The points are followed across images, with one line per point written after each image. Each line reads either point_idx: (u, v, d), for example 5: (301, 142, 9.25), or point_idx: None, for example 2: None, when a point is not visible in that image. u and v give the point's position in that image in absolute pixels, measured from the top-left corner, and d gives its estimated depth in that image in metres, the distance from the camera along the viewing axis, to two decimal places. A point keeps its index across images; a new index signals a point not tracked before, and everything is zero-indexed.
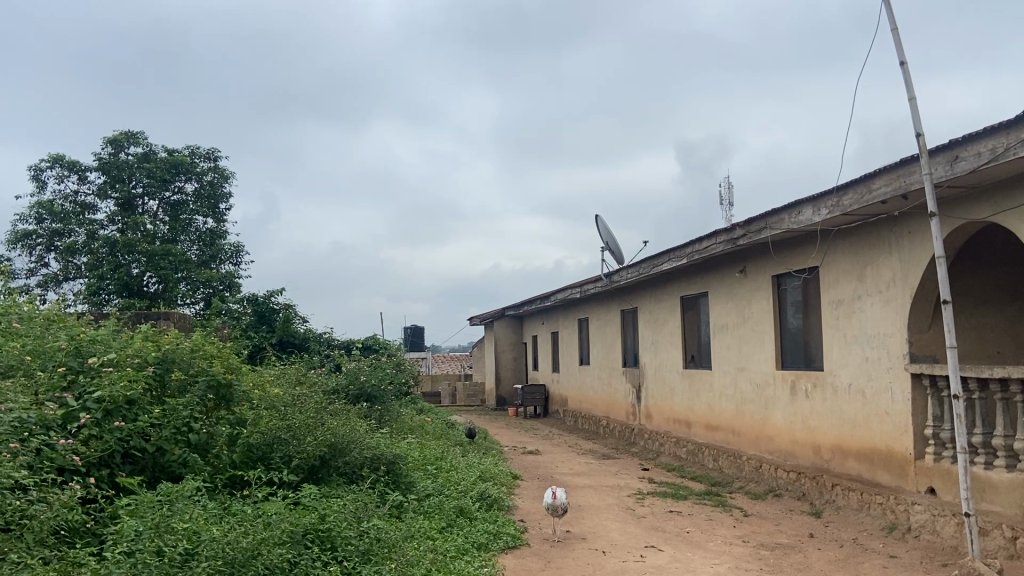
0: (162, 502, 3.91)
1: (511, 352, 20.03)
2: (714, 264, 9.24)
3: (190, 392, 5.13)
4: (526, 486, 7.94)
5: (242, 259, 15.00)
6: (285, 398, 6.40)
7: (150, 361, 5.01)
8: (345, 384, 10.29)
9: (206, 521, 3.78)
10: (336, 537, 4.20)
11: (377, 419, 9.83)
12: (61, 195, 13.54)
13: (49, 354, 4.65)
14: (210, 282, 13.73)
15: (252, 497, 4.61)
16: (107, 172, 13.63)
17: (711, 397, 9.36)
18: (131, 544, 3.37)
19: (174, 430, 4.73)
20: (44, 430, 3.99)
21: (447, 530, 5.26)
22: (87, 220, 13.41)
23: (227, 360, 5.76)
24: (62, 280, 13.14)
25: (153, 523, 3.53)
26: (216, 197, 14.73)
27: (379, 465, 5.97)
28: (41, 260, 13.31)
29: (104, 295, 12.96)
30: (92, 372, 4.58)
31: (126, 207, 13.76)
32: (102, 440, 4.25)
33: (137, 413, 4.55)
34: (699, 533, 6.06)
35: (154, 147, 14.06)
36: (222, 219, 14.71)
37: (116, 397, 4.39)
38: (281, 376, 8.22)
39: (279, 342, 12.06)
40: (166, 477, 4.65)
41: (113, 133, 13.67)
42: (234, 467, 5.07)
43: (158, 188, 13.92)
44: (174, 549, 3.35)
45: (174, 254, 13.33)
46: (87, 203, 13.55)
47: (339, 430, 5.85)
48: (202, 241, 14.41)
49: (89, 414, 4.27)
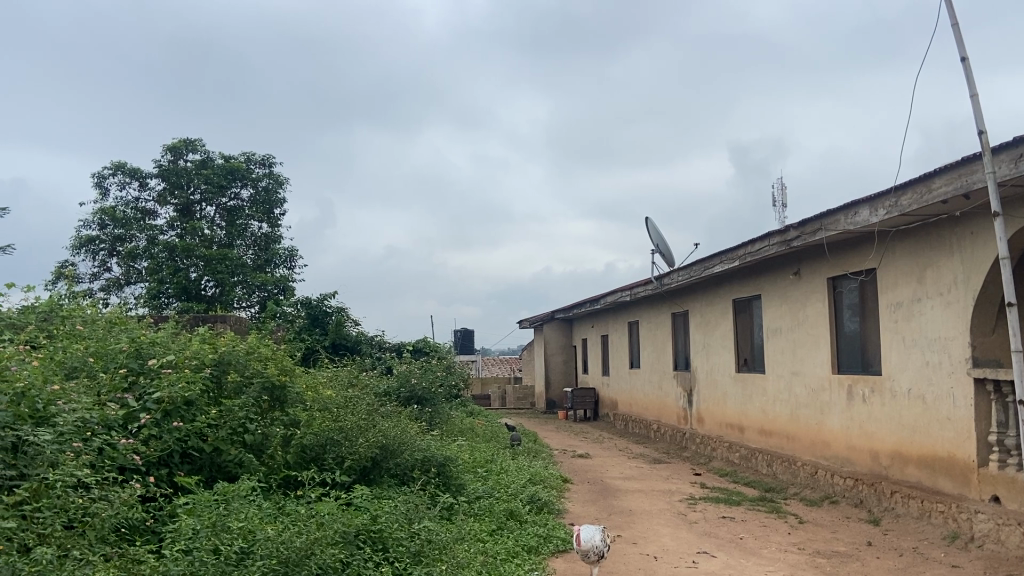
0: (219, 501, 4.00)
1: (560, 355, 20.00)
2: (767, 265, 9.08)
3: (246, 393, 5.24)
4: (576, 489, 7.92)
5: (296, 263, 15.23)
6: (338, 400, 6.49)
7: (207, 362, 5.13)
8: (397, 386, 10.38)
9: (261, 521, 3.85)
10: (388, 538, 4.23)
11: (428, 421, 9.89)
12: (123, 202, 13.96)
13: (111, 355, 4.80)
14: (265, 286, 13.96)
15: (305, 497, 4.68)
16: (166, 179, 14.03)
17: (765, 401, 9.19)
18: (189, 544, 3.44)
19: (231, 431, 4.85)
20: (106, 429, 4.10)
21: (497, 532, 5.27)
22: (147, 226, 13.81)
23: (282, 362, 5.86)
24: (124, 284, 13.55)
25: (210, 523, 3.60)
26: (271, 202, 14.99)
27: (429, 467, 6.01)
28: (104, 264, 13.75)
29: (164, 298, 13.32)
30: (152, 374, 4.72)
31: (185, 213, 14.14)
32: (162, 440, 4.37)
33: (195, 413, 4.68)
34: (753, 540, 5.96)
35: (211, 154, 14.41)
36: (277, 224, 14.96)
37: (175, 397, 4.52)
38: (334, 378, 8.33)
39: (332, 345, 12.25)
40: (222, 476, 4.75)
41: (172, 141, 14.07)
42: (288, 468, 5.15)
43: (215, 194, 14.27)
44: (230, 548, 3.43)
45: (230, 259, 13.60)
46: (147, 209, 13.96)
47: (391, 431, 5.90)
48: (257, 246, 14.70)
49: (149, 414, 4.41)
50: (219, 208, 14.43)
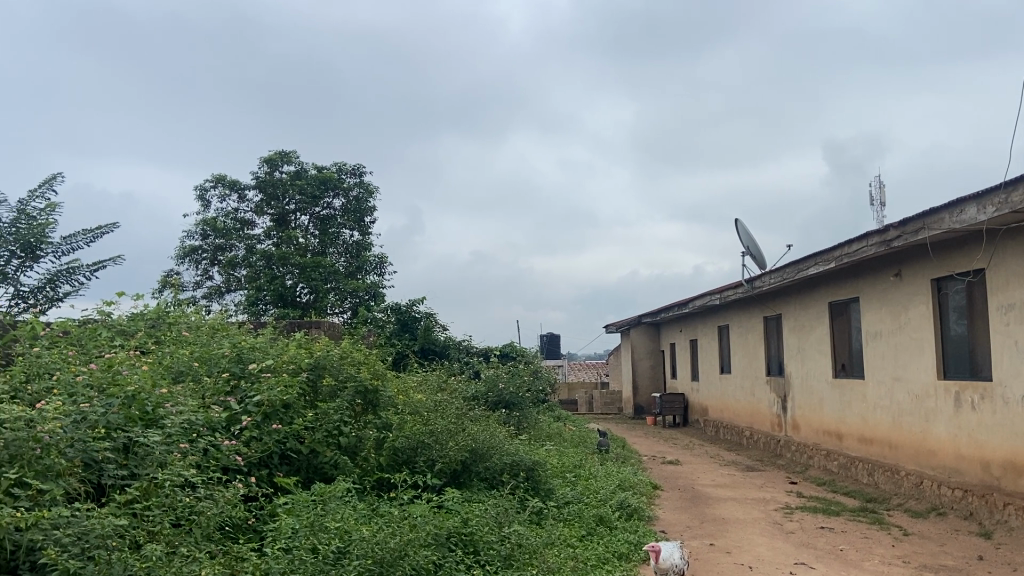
0: (316, 502, 4.12)
1: (648, 359, 19.77)
2: (865, 267, 8.74)
3: (340, 396, 5.39)
4: (667, 496, 7.80)
5: (386, 269, 15.56)
6: (428, 404, 6.60)
7: (302, 367, 5.31)
8: (485, 390, 10.49)
9: (357, 521, 3.95)
10: (479, 541, 4.27)
11: (516, 426, 9.93)
12: (224, 213, 14.60)
13: (214, 360, 5.03)
14: (357, 292, 14.33)
15: (398, 499, 4.77)
16: (264, 190, 14.63)
17: (865, 408, 8.85)
18: (289, 543, 3.55)
19: (327, 434, 5.00)
20: (211, 431, 4.29)
21: (587, 538, 5.25)
22: (246, 235, 14.39)
23: (374, 366, 6.00)
24: (225, 292, 14.16)
25: (309, 522, 3.72)
26: (362, 210, 15.36)
27: (519, 471, 6.03)
28: (206, 272, 14.41)
29: (262, 305, 13.84)
30: (252, 378, 4.92)
31: (281, 222, 14.67)
32: (262, 442, 4.54)
33: (292, 416, 4.85)
34: (854, 551, 5.73)
35: (305, 165, 14.91)
36: (367, 232, 15.33)
37: (274, 401, 4.70)
38: (423, 382, 8.47)
39: (421, 350, 12.47)
40: (319, 478, 4.88)
41: (268, 153, 14.63)
42: (382, 470, 5.25)
43: (309, 204, 14.75)
44: (328, 547, 3.53)
45: (324, 266, 14.01)
46: (246, 220, 14.55)
47: (480, 435, 5.95)
48: (349, 253, 15.10)
49: (250, 417, 4.60)
50: (312, 217, 14.93)
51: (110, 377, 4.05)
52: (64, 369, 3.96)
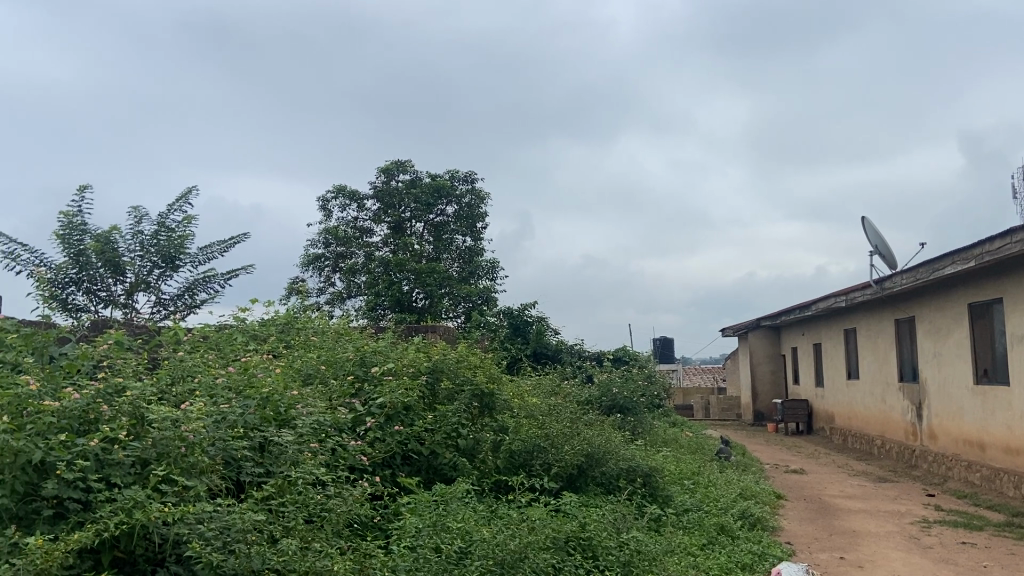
0: (438, 502, 4.21)
1: (768, 364, 19.15)
2: (1009, 265, 8.16)
3: (458, 399, 5.50)
4: (791, 506, 7.53)
5: (498, 274, 15.74)
6: (544, 407, 6.63)
7: (422, 370, 5.45)
8: (599, 395, 10.44)
9: (477, 522, 4.02)
10: (597, 546, 4.25)
11: (632, 430, 9.83)
12: (344, 222, 15.18)
13: (340, 363, 5.24)
14: (470, 297, 14.57)
15: (516, 502, 4.81)
16: (381, 199, 15.12)
17: (1010, 417, 8.24)
18: (413, 542, 3.64)
19: (445, 436, 5.10)
20: (338, 431, 4.45)
21: (708, 547, 5.13)
22: (365, 243, 14.91)
23: (489, 370, 6.09)
24: (345, 297, 14.70)
25: (431, 522, 3.81)
26: (475, 216, 15.61)
27: (636, 477, 5.97)
28: (328, 279, 15.01)
29: (381, 309, 14.29)
30: (375, 380, 5.10)
31: (397, 230, 15.11)
32: (385, 442, 4.69)
33: (413, 418, 4.98)
34: (1000, 570, 5.35)
35: (419, 173, 15.30)
36: (479, 237, 15.56)
37: (396, 403, 4.85)
38: (538, 386, 8.52)
39: (534, 354, 12.55)
40: (440, 479, 4.97)
41: (385, 163, 15.10)
42: (500, 473, 5.30)
43: (423, 211, 15.13)
44: (450, 546, 3.61)
45: (438, 271, 14.32)
46: (364, 228, 15.08)
47: (595, 440, 5.93)
48: (462, 258, 15.37)
49: (373, 418, 4.76)
50: (427, 224, 15.30)
51: (246, 379, 4.28)
52: (205, 372, 4.21)
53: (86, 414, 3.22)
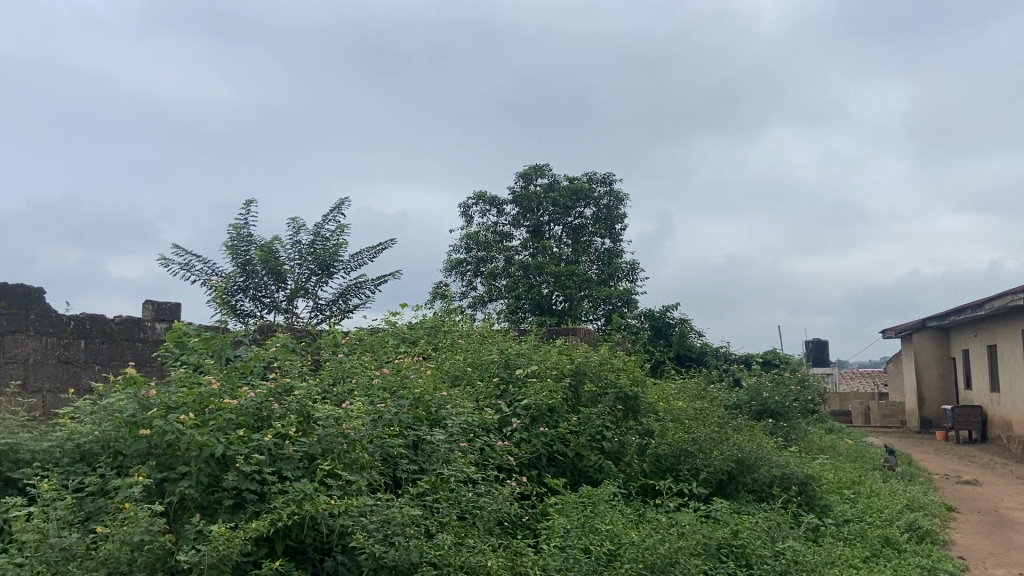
0: (585, 504, 4.22)
1: (936, 369, 17.86)
2: None
3: (601, 402, 5.49)
4: (964, 520, 6.98)
5: (639, 275, 15.56)
6: (691, 412, 6.49)
7: (566, 372, 5.49)
8: (748, 399, 10.10)
9: (626, 525, 3.99)
10: (751, 554, 4.12)
11: (784, 436, 9.44)
12: (485, 227, 15.49)
13: (485, 365, 5.36)
14: (611, 299, 14.49)
15: (665, 506, 4.74)
16: (520, 203, 15.30)
17: None
18: (562, 542, 3.66)
19: (590, 438, 5.10)
20: (485, 432, 4.56)
21: (871, 560, 4.85)
22: (505, 247, 15.15)
23: (633, 373, 6.04)
24: (487, 301, 14.98)
25: (580, 523, 3.82)
26: (614, 218, 15.52)
27: (790, 484, 5.73)
28: (470, 283, 15.34)
29: (521, 312, 14.46)
30: (519, 382, 5.18)
31: (536, 233, 15.26)
32: (531, 443, 4.75)
33: (557, 420, 5.02)
34: None
35: (557, 177, 15.39)
36: (619, 239, 15.45)
37: (541, 404, 4.91)
38: (683, 390, 8.35)
39: (677, 357, 12.32)
40: (586, 481, 4.97)
41: (524, 168, 15.30)
42: (647, 476, 5.24)
43: (562, 214, 15.20)
44: (600, 548, 3.61)
45: (578, 274, 14.34)
46: (504, 232, 15.33)
47: (746, 446, 5.74)
48: (601, 261, 15.31)
49: (519, 419, 4.84)
50: (566, 227, 15.35)
51: (399, 380, 4.45)
52: (361, 372, 4.42)
53: (259, 412, 3.47)
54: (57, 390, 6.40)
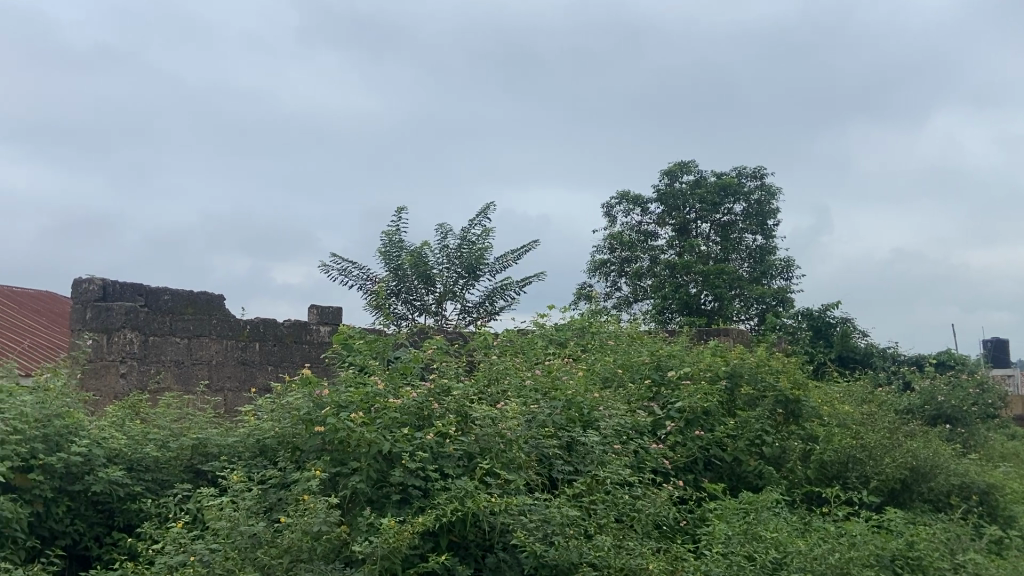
0: (747, 510, 4.11)
1: None
2: None
3: (759, 405, 5.32)
4: None
5: (793, 273, 14.94)
6: (858, 416, 6.16)
7: (721, 375, 5.37)
8: (920, 403, 9.47)
9: (791, 533, 3.86)
10: (930, 568, 3.87)
11: (962, 443, 8.76)
12: (629, 227, 15.35)
13: (636, 367, 5.33)
14: (764, 298, 14.00)
15: (831, 514, 4.53)
16: (666, 202, 15.05)
17: None
18: (724, 547, 3.60)
19: (749, 442, 4.95)
20: (640, 434, 4.53)
21: None
22: (650, 247, 14.96)
23: (794, 375, 5.81)
24: (632, 302, 14.83)
25: (742, 529, 3.73)
26: (765, 214, 14.97)
27: (970, 495, 5.33)
28: (614, 284, 15.22)
29: (668, 313, 14.22)
30: (672, 385, 5.13)
31: (683, 232, 14.97)
32: (687, 448, 4.70)
33: (713, 423, 4.92)
34: None
35: (704, 173, 15.03)
36: (771, 235, 14.89)
37: (695, 407, 4.83)
38: (846, 392, 7.93)
39: (839, 358, 11.73)
40: (746, 487, 4.87)
41: (668, 166, 15.04)
42: (812, 484, 5.05)
43: (709, 212, 14.84)
44: (764, 556, 3.51)
45: (727, 273, 13.96)
46: (649, 232, 15.14)
47: (921, 452, 5.38)
48: (752, 258, 14.81)
49: (673, 422, 4.79)
50: (714, 224, 14.97)
51: (551, 382, 4.51)
52: (515, 373, 4.50)
53: (421, 411, 3.62)
54: (236, 389, 6.97)
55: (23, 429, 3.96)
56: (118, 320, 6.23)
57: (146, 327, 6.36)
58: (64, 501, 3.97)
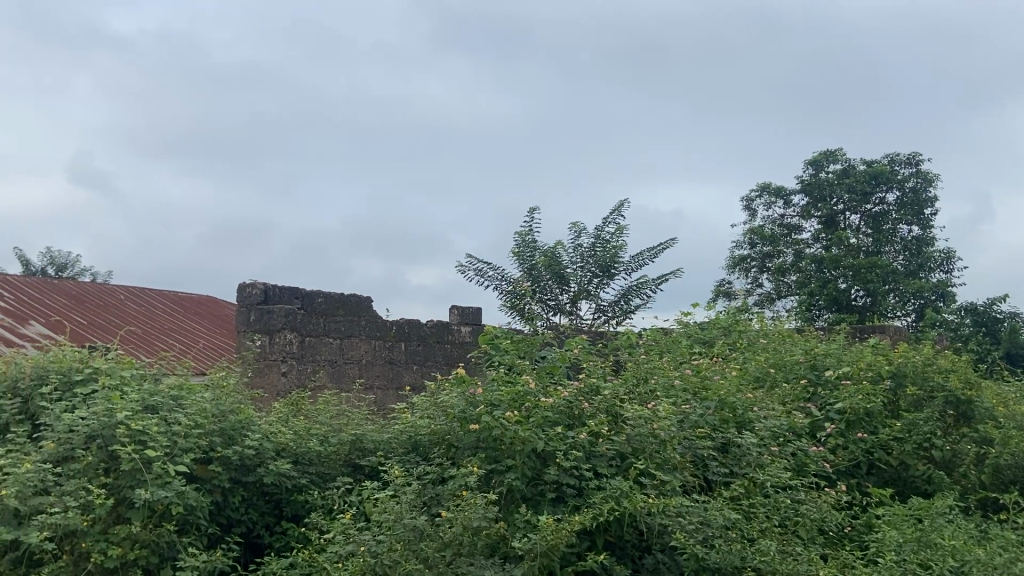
0: (917, 516, 3.88)
1: None
2: None
3: (927, 407, 5.01)
4: None
5: (954, 265, 13.95)
6: None
7: (883, 374, 5.09)
8: None
9: (969, 542, 3.61)
10: None
11: None
12: (771, 220, 14.81)
13: (790, 366, 5.16)
14: (921, 293, 13.16)
15: (1014, 523, 4.20)
16: (810, 193, 14.42)
17: None
18: (896, 555, 3.42)
19: (917, 445, 4.67)
20: (797, 436, 4.37)
21: None
22: (794, 240, 14.37)
23: (965, 374, 5.42)
24: (775, 298, 14.31)
25: (914, 536, 3.52)
26: (921, 202, 14.06)
27: None
28: (756, 280, 14.71)
29: (816, 309, 13.62)
30: (830, 385, 4.92)
31: (829, 224, 14.30)
32: (848, 450, 4.49)
33: (876, 425, 4.67)
34: None
35: (852, 161, 14.28)
36: (928, 225, 13.96)
37: (857, 408, 4.61)
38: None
39: (1009, 356, 10.85)
40: (914, 493, 4.59)
41: (813, 155, 14.40)
42: (988, 490, 4.70)
43: (859, 202, 14.09)
44: (941, 565, 3.30)
45: (881, 266, 13.21)
46: (793, 225, 14.55)
47: None
48: (908, 250, 13.94)
49: (833, 424, 4.59)
50: (864, 215, 14.20)
51: (701, 381, 4.42)
52: (663, 373, 4.44)
53: (572, 410, 3.65)
54: (384, 387, 7.29)
55: (203, 423, 4.31)
56: (279, 321, 6.60)
57: (303, 327, 6.72)
58: (239, 491, 4.29)
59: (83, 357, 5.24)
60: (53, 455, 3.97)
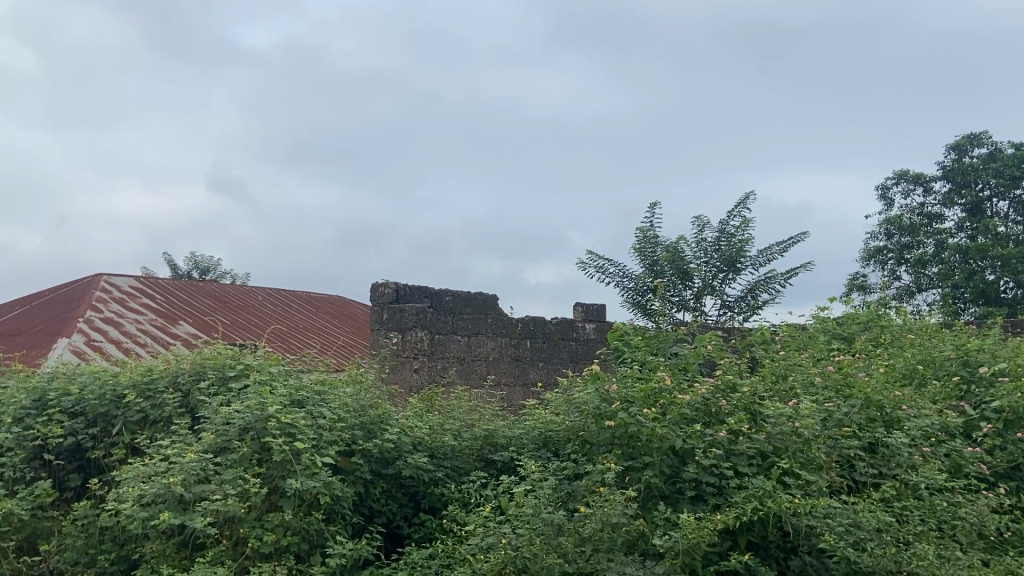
0: None
1: None
2: None
3: None
4: None
5: None
6: None
7: None
8: None
9: None
10: None
11: None
12: (909, 209, 13.99)
13: (939, 363, 4.88)
14: None
15: None
16: (953, 179, 13.52)
17: None
18: None
19: None
20: (950, 436, 4.13)
21: None
22: (935, 230, 13.52)
23: None
24: (915, 291, 13.52)
25: None
26: None
27: None
28: (893, 273, 13.94)
29: (961, 303, 12.78)
30: (985, 382, 4.62)
31: (975, 211, 13.38)
32: (1009, 451, 4.19)
33: None
34: None
35: (1000, 144, 13.30)
36: None
37: (1017, 406, 4.30)
38: None
39: None
40: None
41: (955, 139, 13.50)
42: None
43: (1008, 187, 13.11)
44: None
45: None
46: (934, 213, 13.69)
47: None
48: None
49: (991, 423, 4.30)
50: (1014, 201, 13.21)
51: (844, 378, 4.24)
52: (802, 369, 4.30)
53: (709, 407, 3.60)
54: (511, 384, 7.39)
55: (346, 417, 4.54)
56: (410, 319, 6.81)
57: (433, 325, 6.92)
58: (380, 483, 4.49)
59: (234, 354, 5.62)
60: (211, 445, 4.28)
